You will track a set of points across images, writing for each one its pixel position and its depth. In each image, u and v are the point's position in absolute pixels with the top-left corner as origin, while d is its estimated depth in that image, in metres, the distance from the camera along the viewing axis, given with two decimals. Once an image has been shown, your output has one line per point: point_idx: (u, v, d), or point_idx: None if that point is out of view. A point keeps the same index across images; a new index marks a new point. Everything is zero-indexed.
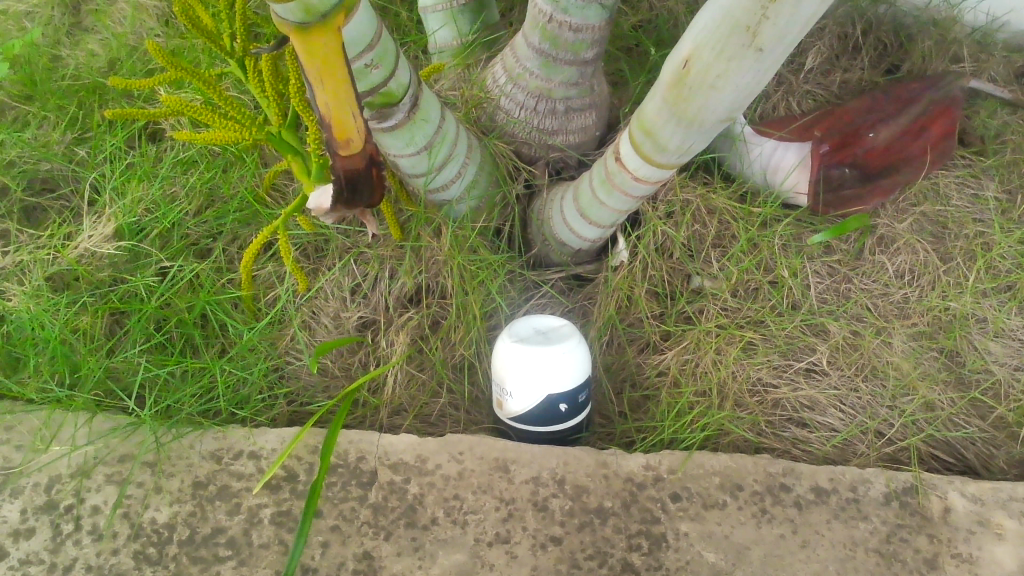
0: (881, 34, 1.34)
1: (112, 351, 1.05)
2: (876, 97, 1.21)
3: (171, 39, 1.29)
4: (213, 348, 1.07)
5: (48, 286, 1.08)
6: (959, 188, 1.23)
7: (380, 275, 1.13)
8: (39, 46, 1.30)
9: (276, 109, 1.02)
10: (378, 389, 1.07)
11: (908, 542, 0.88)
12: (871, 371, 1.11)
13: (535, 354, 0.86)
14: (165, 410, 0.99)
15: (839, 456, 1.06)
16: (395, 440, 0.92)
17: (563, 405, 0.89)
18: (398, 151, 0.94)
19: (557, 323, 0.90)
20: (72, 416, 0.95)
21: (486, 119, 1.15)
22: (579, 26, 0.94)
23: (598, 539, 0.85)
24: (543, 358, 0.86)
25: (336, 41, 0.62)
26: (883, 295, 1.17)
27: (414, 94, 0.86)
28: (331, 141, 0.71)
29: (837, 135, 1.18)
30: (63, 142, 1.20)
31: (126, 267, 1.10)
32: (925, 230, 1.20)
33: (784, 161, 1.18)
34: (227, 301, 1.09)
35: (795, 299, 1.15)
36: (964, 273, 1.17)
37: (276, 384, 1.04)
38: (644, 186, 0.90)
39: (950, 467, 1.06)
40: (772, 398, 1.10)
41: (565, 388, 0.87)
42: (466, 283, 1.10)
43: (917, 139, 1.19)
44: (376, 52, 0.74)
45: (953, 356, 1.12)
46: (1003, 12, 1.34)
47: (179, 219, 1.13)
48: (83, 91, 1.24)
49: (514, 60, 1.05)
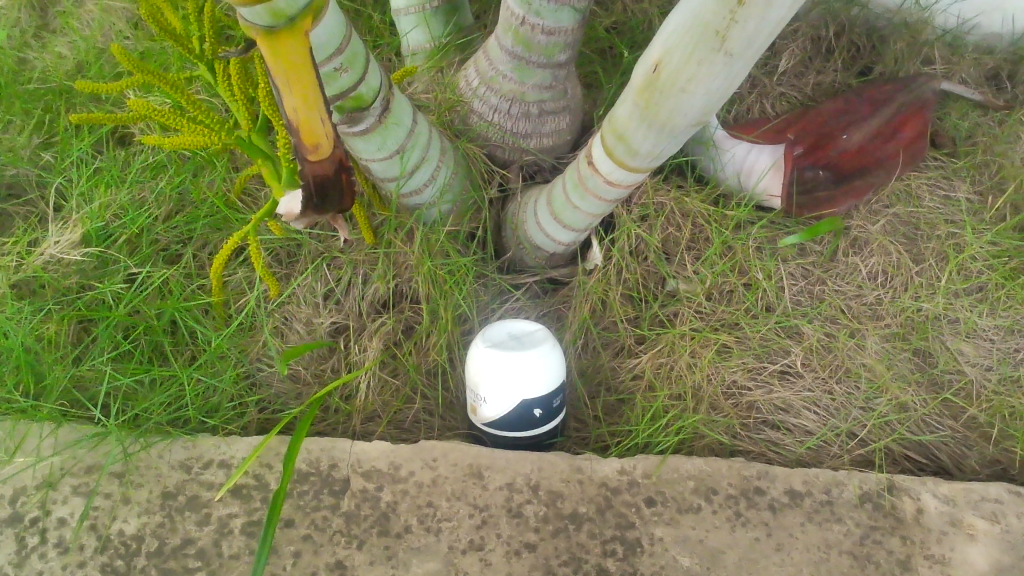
0: (854, 37, 1.36)
1: (79, 360, 1.03)
2: (850, 98, 1.21)
3: (141, 41, 1.27)
4: (182, 356, 1.05)
5: (13, 293, 1.06)
6: (931, 189, 1.24)
7: (353, 280, 1.12)
8: (5, 48, 1.28)
9: (247, 113, 1.01)
10: (351, 395, 1.06)
11: (881, 544, 0.88)
12: (845, 373, 1.11)
13: (508, 358, 0.85)
14: (132, 419, 0.97)
15: (814, 458, 1.06)
16: (369, 447, 0.91)
17: (538, 410, 0.88)
18: (370, 156, 0.93)
19: (532, 327, 0.90)
20: (37, 426, 0.93)
21: (459, 121, 1.15)
22: (552, 28, 0.93)
23: (572, 545, 0.85)
24: (516, 364, 0.85)
25: (304, 44, 0.61)
26: (856, 296, 1.18)
27: (385, 97, 0.85)
28: (299, 145, 0.70)
29: (812, 135, 1.17)
30: (30, 147, 1.18)
31: (94, 275, 1.08)
32: (898, 231, 1.22)
33: (758, 163, 1.17)
34: (197, 308, 1.07)
35: (770, 301, 1.16)
36: (936, 274, 1.18)
37: (247, 392, 1.03)
38: (617, 190, 0.90)
39: (923, 468, 1.08)
40: (746, 400, 1.10)
41: (540, 391, 0.87)
42: (439, 288, 1.09)
43: (889, 141, 1.18)
44: (345, 57, 0.73)
45: (926, 357, 1.14)
46: (972, 15, 1.37)
47: (149, 224, 1.11)
48: (50, 95, 1.21)
49: (487, 63, 1.05)
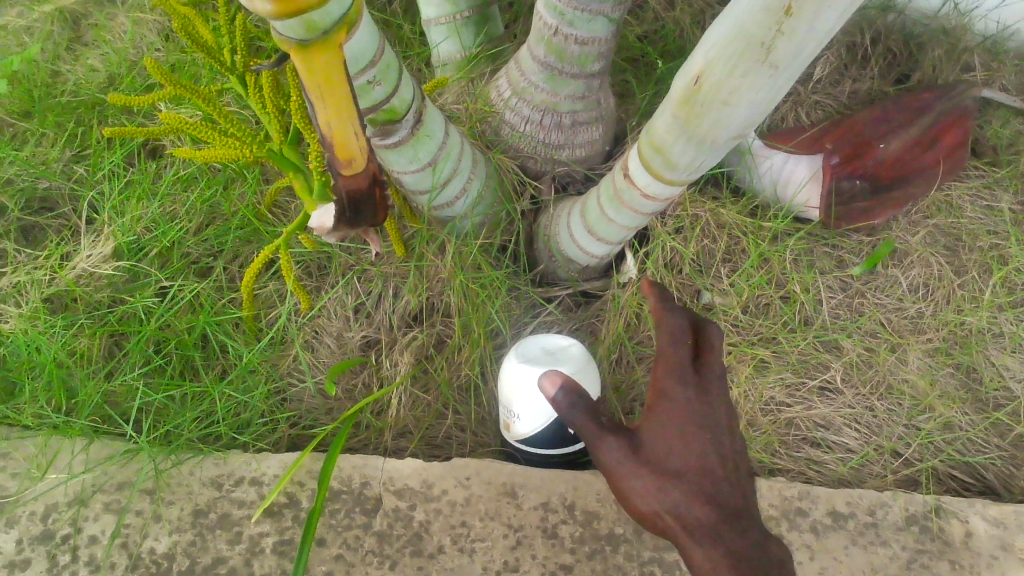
0: (890, 44, 1.34)
1: (110, 374, 1.03)
2: (888, 107, 1.16)
3: (171, 53, 1.27)
4: (213, 371, 1.04)
5: (45, 307, 1.06)
6: (972, 201, 1.21)
7: (384, 293, 1.10)
8: (37, 61, 1.28)
9: (278, 126, 1.01)
10: (382, 411, 1.05)
11: (929, 569, 0.85)
12: (886, 389, 1.09)
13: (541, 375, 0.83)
14: (163, 435, 0.97)
15: (855, 477, 1.05)
16: (401, 464, 0.90)
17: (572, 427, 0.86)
18: (402, 168, 0.92)
19: (565, 342, 0.88)
20: (69, 442, 0.93)
21: (491, 132, 1.14)
22: (586, 38, 0.91)
23: (609, 567, 0.84)
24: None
25: (338, 57, 0.60)
26: (897, 309, 1.15)
27: (418, 110, 0.84)
28: (333, 159, 0.69)
29: (848, 145, 1.14)
30: (62, 160, 1.18)
31: (125, 288, 1.08)
32: (940, 243, 1.18)
33: (795, 174, 1.14)
34: (227, 322, 1.06)
35: (808, 314, 1.13)
36: (979, 287, 1.15)
37: (278, 408, 1.02)
38: (653, 203, 0.88)
39: (969, 488, 1.05)
40: (785, 417, 1.08)
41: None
42: (470, 301, 1.07)
43: (927, 150, 1.15)
44: (378, 69, 0.72)
45: (971, 372, 1.11)
46: (1014, 21, 1.33)
47: (180, 237, 1.10)
48: (82, 107, 1.22)
49: (519, 73, 1.04)
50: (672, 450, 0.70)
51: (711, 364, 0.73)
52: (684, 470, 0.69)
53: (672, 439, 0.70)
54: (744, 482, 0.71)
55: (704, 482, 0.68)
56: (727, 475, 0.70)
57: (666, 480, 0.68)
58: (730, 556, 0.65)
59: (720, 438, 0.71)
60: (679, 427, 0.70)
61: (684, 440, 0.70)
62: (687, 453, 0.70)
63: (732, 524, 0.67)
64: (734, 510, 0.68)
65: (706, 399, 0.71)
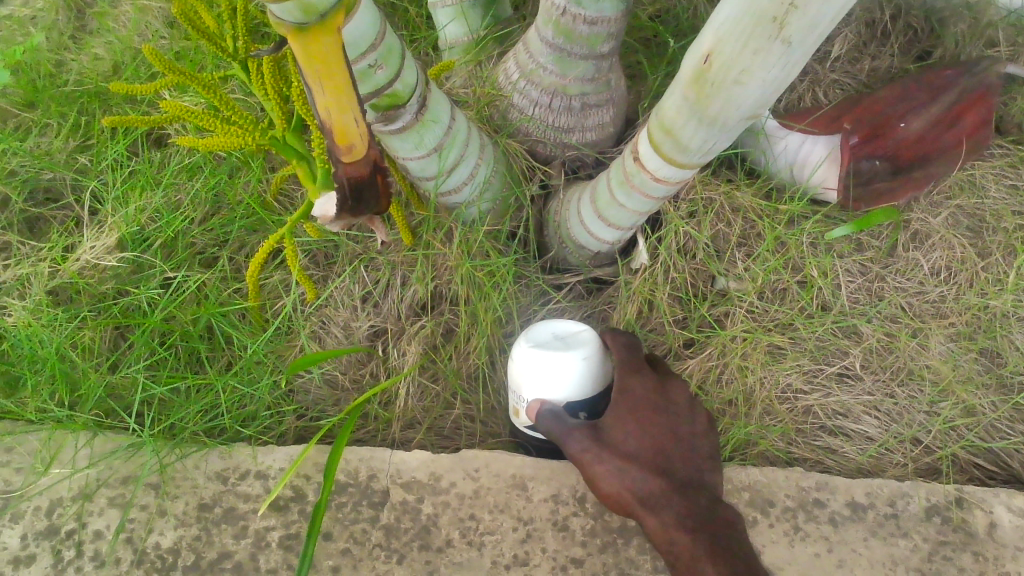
0: (911, 20, 1.31)
1: (115, 367, 1.02)
2: (908, 85, 1.13)
3: (176, 40, 1.26)
4: (219, 363, 1.03)
5: (50, 300, 1.05)
6: (996, 178, 1.17)
7: (391, 282, 1.08)
8: (41, 51, 1.27)
9: (281, 113, 0.99)
10: (389, 401, 1.03)
11: (952, 561, 0.83)
12: (907, 375, 1.06)
13: (553, 361, 0.80)
14: (168, 428, 0.96)
15: (875, 467, 1.03)
16: (408, 457, 0.88)
17: (583, 413, 0.83)
18: (407, 154, 0.90)
19: (577, 327, 0.84)
20: (73, 436, 0.92)
21: (499, 116, 1.11)
22: (594, 18, 0.89)
23: (621, 561, 0.82)
24: (561, 365, 0.80)
25: (335, 40, 0.58)
26: (918, 293, 1.12)
27: (422, 94, 0.82)
28: (333, 147, 0.67)
29: (866, 125, 1.11)
30: (66, 150, 1.17)
31: (130, 279, 1.06)
32: (962, 224, 1.15)
33: (811, 156, 1.11)
34: (233, 313, 1.05)
35: (826, 300, 1.11)
36: (1003, 269, 1.12)
37: (284, 400, 1.01)
38: (664, 187, 0.86)
39: (994, 476, 1.02)
40: (803, 405, 1.06)
41: (583, 391, 0.81)
42: (478, 289, 1.05)
43: (950, 129, 1.11)
44: (379, 52, 0.70)
45: (995, 357, 1.08)
46: None
47: (185, 227, 1.09)
48: (86, 97, 1.20)
49: (527, 56, 1.01)
50: (631, 432, 0.77)
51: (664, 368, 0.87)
52: (638, 448, 0.76)
53: (628, 424, 0.78)
54: (702, 460, 0.79)
55: (656, 458, 0.76)
56: (680, 450, 0.78)
57: (627, 458, 0.76)
58: (680, 519, 0.72)
59: (673, 422, 0.80)
60: (636, 414, 0.79)
61: (640, 424, 0.78)
62: (642, 435, 0.77)
63: (682, 492, 0.74)
64: (684, 483, 0.76)
65: (663, 391, 0.82)
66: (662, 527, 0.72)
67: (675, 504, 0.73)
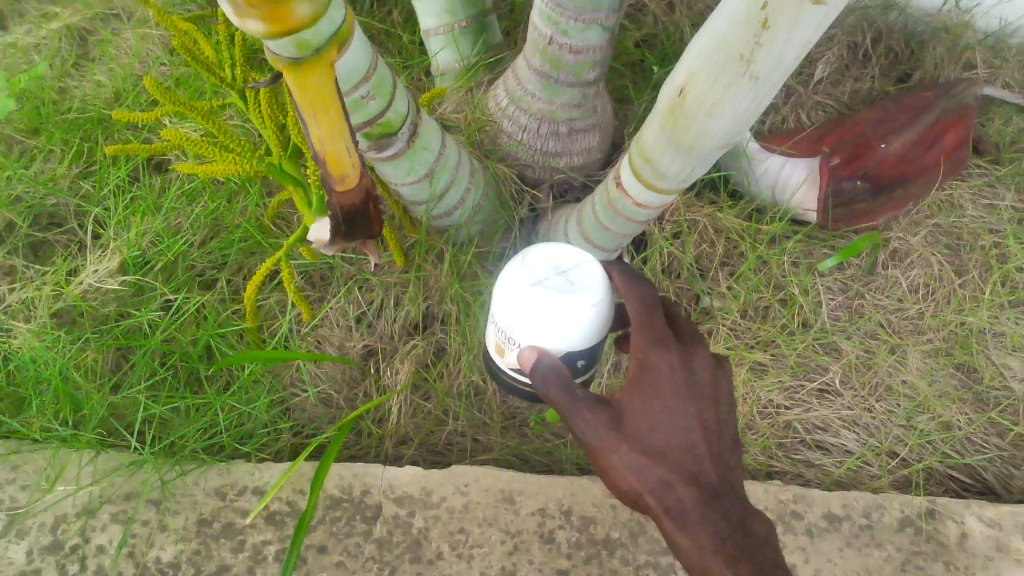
0: (891, 43, 1.35)
1: (117, 387, 1.05)
2: (888, 106, 1.16)
3: (176, 68, 1.29)
4: (218, 382, 1.06)
5: (54, 322, 1.08)
6: (973, 198, 1.21)
7: (385, 302, 1.12)
8: (44, 79, 1.31)
9: (277, 141, 1.02)
10: (382, 418, 1.06)
11: (925, 570, 0.86)
12: (885, 391, 1.10)
13: (555, 304, 0.67)
14: (169, 446, 0.99)
15: (854, 480, 1.06)
16: (399, 472, 0.91)
17: (582, 362, 0.71)
18: (399, 180, 0.93)
19: (583, 260, 0.70)
20: (76, 454, 0.95)
21: (489, 141, 1.15)
22: (580, 47, 0.92)
23: (605, 571, 0.85)
24: (566, 310, 0.67)
25: (329, 74, 0.61)
26: (897, 310, 1.15)
27: (413, 123, 0.86)
28: (326, 176, 0.71)
29: (847, 147, 1.13)
30: (69, 176, 1.20)
31: (131, 302, 1.10)
32: (940, 242, 1.19)
33: (792, 177, 1.14)
34: (232, 333, 1.08)
35: (807, 317, 1.14)
36: (980, 286, 1.16)
37: (280, 417, 1.04)
38: (646, 211, 0.90)
39: (968, 488, 1.06)
40: (783, 420, 1.09)
41: (589, 341, 0.69)
42: (468, 309, 1.09)
43: (930, 150, 1.14)
44: (371, 84, 0.73)
45: (971, 372, 1.12)
46: (1015, 18, 1.34)
47: (184, 251, 1.12)
48: (89, 124, 1.24)
49: (516, 83, 1.05)
50: (660, 425, 0.66)
51: (686, 323, 0.73)
52: (666, 446, 0.65)
53: (653, 415, 0.66)
54: (729, 448, 0.68)
55: (686, 457, 0.65)
56: (711, 441, 0.67)
57: (654, 460, 0.64)
58: (718, 541, 0.63)
59: (704, 403, 0.68)
60: (663, 400, 0.66)
61: (670, 413, 0.66)
62: (670, 427, 0.66)
63: (715, 504, 0.64)
64: (716, 487, 0.65)
65: (688, 361, 0.69)
66: (696, 549, 0.63)
67: (711, 525, 0.63)
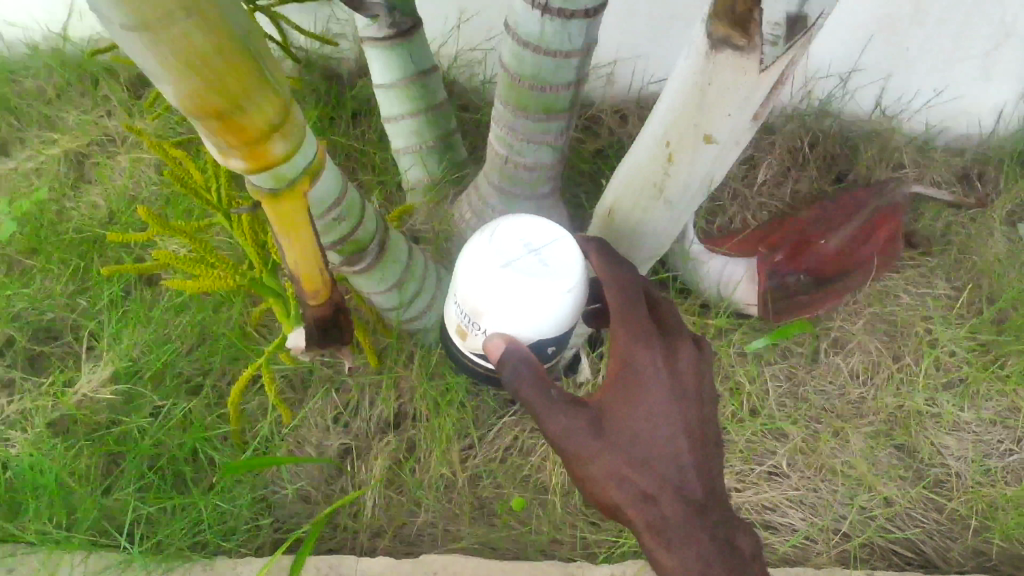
0: (829, 145, 1.46)
1: (108, 490, 1.11)
2: (826, 207, 1.32)
3: (167, 189, 1.40)
4: (203, 483, 1.13)
5: (49, 431, 1.15)
6: (907, 288, 1.33)
7: (360, 402, 1.20)
8: (44, 202, 1.41)
9: (259, 256, 1.12)
10: (357, 512, 1.13)
11: None
12: (829, 472, 1.17)
13: (527, 289, 0.73)
14: (155, 545, 1.06)
15: (798, 557, 1.12)
16: (371, 562, 0.98)
17: (550, 344, 0.79)
18: (371, 289, 1.02)
19: (553, 239, 0.76)
20: (69, 554, 1.03)
21: (456, 250, 1.26)
22: (532, 164, 1.03)
23: None
24: (537, 295, 0.73)
25: (303, 204, 0.71)
26: (839, 395, 1.24)
27: (381, 238, 0.95)
28: (300, 290, 0.80)
29: (790, 244, 1.28)
30: (66, 293, 1.30)
31: (123, 409, 1.17)
32: (878, 330, 1.28)
33: (734, 275, 1.22)
34: (216, 436, 1.16)
35: (755, 404, 1.21)
36: (915, 371, 1.25)
37: (261, 513, 1.11)
38: (591, 314, 1.03)
39: (910, 562, 1.14)
40: (735, 503, 1.14)
41: (555, 327, 0.76)
42: (437, 406, 1.17)
43: (865, 245, 1.27)
44: (340, 208, 0.83)
45: (910, 451, 1.20)
46: (939, 121, 1.49)
47: (172, 359, 1.20)
48: (86, 244, 1.34)
49: (478, 197, 1.16)
50: (638, 435, 0.76)
51: (672, 322, 0.84)
52: (650, 455, 0.76)
53: (640, 423, 0.76)
54: (711, 453, 0.79)
55: (669, 464, 0.76)
56: (692, 445, 0.78)
57: (637, 468, 0.75)
58: (702, 551, 0.74)
59: (687, 410, 0.78)
60: (648, 409, 0.77)
61: (652, 419, 0.77)
62: (656, 432, 0.76)
63: (695, 511, 0.76)
64: (695, 493, 0.77)
65: (673, 365, 0.79)
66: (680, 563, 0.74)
67: (693, 535, 0.75)
